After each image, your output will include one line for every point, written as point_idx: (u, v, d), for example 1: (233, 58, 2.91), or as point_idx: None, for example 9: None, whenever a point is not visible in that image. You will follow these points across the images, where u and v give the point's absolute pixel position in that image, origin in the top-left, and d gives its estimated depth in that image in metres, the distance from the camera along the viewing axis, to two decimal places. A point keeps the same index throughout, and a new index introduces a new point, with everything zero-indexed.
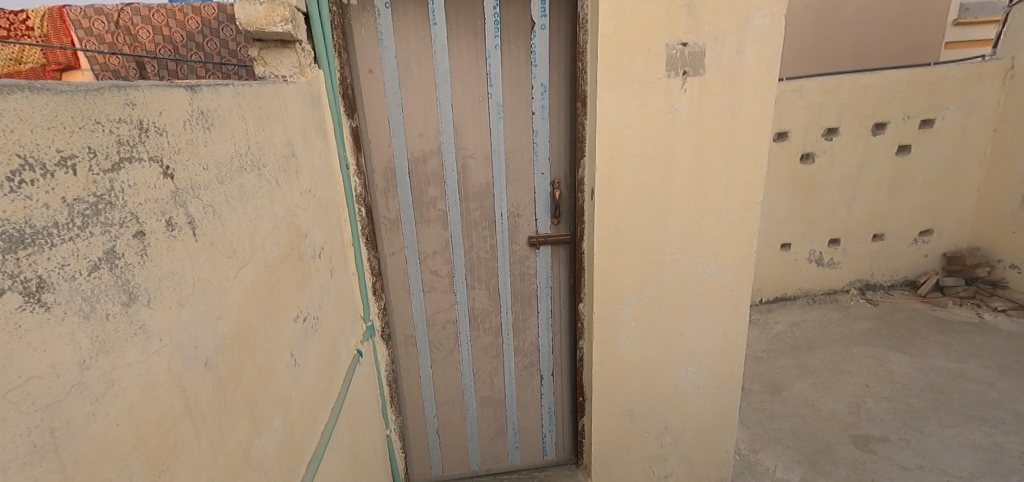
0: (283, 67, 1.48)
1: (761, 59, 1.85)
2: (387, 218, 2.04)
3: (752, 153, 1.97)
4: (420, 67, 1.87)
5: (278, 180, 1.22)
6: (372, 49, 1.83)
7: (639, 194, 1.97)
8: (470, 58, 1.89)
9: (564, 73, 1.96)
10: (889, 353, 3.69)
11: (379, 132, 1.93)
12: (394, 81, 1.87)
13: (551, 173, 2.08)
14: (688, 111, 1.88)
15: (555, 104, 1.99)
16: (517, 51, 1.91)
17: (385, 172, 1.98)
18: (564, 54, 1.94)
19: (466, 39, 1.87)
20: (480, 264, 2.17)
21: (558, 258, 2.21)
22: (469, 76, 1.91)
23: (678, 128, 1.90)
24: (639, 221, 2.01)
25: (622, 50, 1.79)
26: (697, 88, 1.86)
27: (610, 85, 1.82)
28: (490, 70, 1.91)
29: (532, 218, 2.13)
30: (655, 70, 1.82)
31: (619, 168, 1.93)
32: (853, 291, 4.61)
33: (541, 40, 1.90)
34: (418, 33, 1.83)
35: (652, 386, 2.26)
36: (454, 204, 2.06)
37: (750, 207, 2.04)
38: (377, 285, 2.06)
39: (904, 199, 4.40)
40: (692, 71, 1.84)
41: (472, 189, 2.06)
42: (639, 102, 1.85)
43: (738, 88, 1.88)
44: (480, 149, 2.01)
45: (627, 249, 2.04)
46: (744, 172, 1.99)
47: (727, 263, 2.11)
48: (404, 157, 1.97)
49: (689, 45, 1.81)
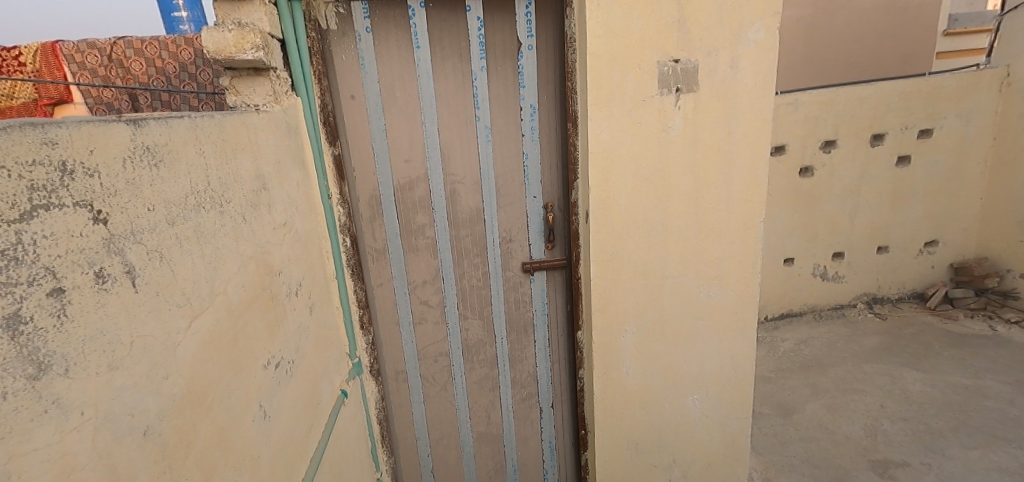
0: (256, 96, 1.40)
1: (756, 74, 1.78)
2: (374, 249, 1.95)
3: (752, 170, 1.89)
4: (404, 91, 1.81)
5: (246, 215, 1.13)
6: (354, 74, 1.76)
7: (636, 216, 1.89)
8: (456, 81, 1.83)
9: (554, 93, 1.90)
10: (902, 370, 3.57)
11: (363, 159, 1.85)
12: (377, 107, 1.80)
13: (544, 196, 2.00)
14: (683, 129, 1.81)
15: (545, 125, 1.92)
16: (504, 73, 1.85)
17: (370, 201, 1.90)
18: (553, 74, 1.88)
19: (451, 61, 1.81)
20: (473, 293, 2.07)
21: (553, 285, 2.11)
22: (455, 99, 1.84)
23: (673, 146, 1.83)
24: (637, 244, 1.92)
25: (612, 69, 1.73)
26: (691, 105, 1.79)
27: (601, 104, 1.75)
28: (477, 93, 1.85)
29: (525, 243, 2.04)
30: (646, 87, 1.76)
31: (613, 189, 1.85)
32: (860, 306, 4.49)
33: (529, 61, 1.84)
34: (401, 56, 1.77)
35: (657, 416, 2.14)
36: (443, 231, 1.97)
37: (752, 226, 1.95)
38: (365, 319, 1.96)
39: (907, 210, 4.32)
40: (686, 88, 1.77)
41: (462, 215, 1.97)
42: (632, 121, 1.78)
43: (734, 104, 1.81)
44: (469, 174, 1.93)
45: (626, 274, 1.95)
46: (745, 190, 1.91)
47: (731, 285, 2.01)
48: (389, 184, 1.89)
49: (681, 62, 1.75)
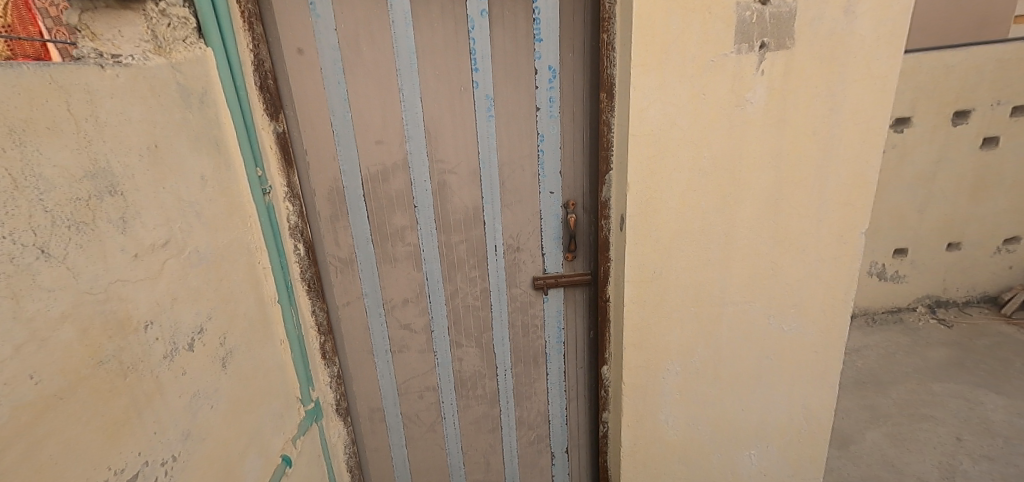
0: (125, 44, 0.88)
1: (880, 24, 1.22)
2: (337, 259, 1.47)
3: (858, 164, 1.34)
4: (372, 43, 1.28)
5: (55, 247, 0.66)
6: (300, 18, 1.24)
7: (689, 223, 1.38)
8: (446, 31, 1.30)
9: (583, 50, 1.36)
10: (979, 392, 3.06)
11: (319, 139, 1.35)
12: (336, 66, 1.29)
13: (563, 191, 1.50)
14: (767, 103, 1.28)
15: (568, 95, 1.40)
16: (514, 19, 1.31)
17: (330, 195, 1.41)
18: (583, 22, 1.34)
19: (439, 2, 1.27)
20: (468, 315, 1.60)
21: (573, 305, 1.63)
22: (445, 57, 1.33)
23: (750, 128, 1.30)
24: (688, 260, 1.42)
25: (671, 13, 1.19)
26: (781, 70, 1.25)
27: (650, 66, 1.23)
28: (474, 47, 1.33)
29: (537, 252, 1.56)
30: (718, 43, 1.22)
31: (661, 186, 1.34)
32: (921, 310, 3.93)
33: (549, 4, 1.31)
34: None
35: (701, 474, 1.68)
36: (429, 236, 1.50)
37: (851, 240, 1.41)
38: (327, 347, 1.51)
39: (988, 202, 3.69)
40: (775, 43, 1.23)
41: (454, 216, 1.49)
42: (694, 91, 1.26)
43: (843, 69, 1.26)
44: (463, 161, 1.44)
45: (671, 299, 1.46)
46: (845, 191, 1.37)
47: (814, 316, 1.50)
48: (355, 173, 1.40)
49: (771, 5, 1.20)
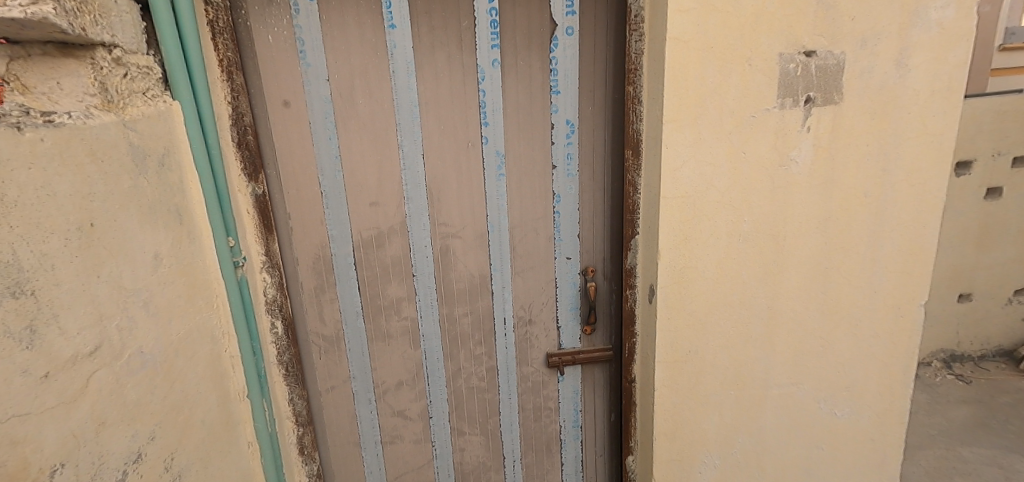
0: (64, 99, 0.69)
1: (935, 77, 1.10)
2: (321, 337, 1.26)
3: (915, 230, 1.19)
4: (368, 94, 1.13)
5: None
6: (287, 66, 1.08)
7: (727, 296, 1.21)
8: (452, 82, 1.16)
9: (604, 103, 1.23)
10: (1012, 458, 2.85)
11: (304, 201, 1.17)
12: (327, 120, 1.13)
13: (581, 257, 1.34)
14: (814, 162, 1.13)
15: (588, 151, 1.26)
16: (529, 70, 1.18)
17: (316, 264, 1.21)
18: (605, 72, 1.20)
19: (445, 50, 1.13)
20: (472, 398, 1.39)
21: (592, 384, 1.43)
22: (451, 110, 1.18)
23: (795, 191, 1.15)
24: (727, 337, 1.24)
25: (708, 64, 1.06)
26: (829, 127, 1.11)
27: (685, 122, 1.09)
28: (484, 99, 1.18)
29: (552, 325, 1.38)
30: (760, 97, 1.09)
31: (696, 254, 1.18)
32: (936, 364, 3.76)
33: (567, 53, 1.18)
34: (364, 38, 1.09)
35: None
36: (429, 309, 1.31)
37: (909, 313, 1.25)
38: (305, 441, 1.29)
39: (994, 252, 3.61)
40: (822, 97, 1.10)
41: (457, 286, 1.31)
42: (733, 149, 1.11)
43: (897, 125, 1.12)
44: (469, 225, 1.27)
45: (708, 382, 1.27)
46: (901, 259, 1.21)
47: (870, 400, 1.31)
48: (346, 239, 1.21)
49: (817, 56, 1.08)
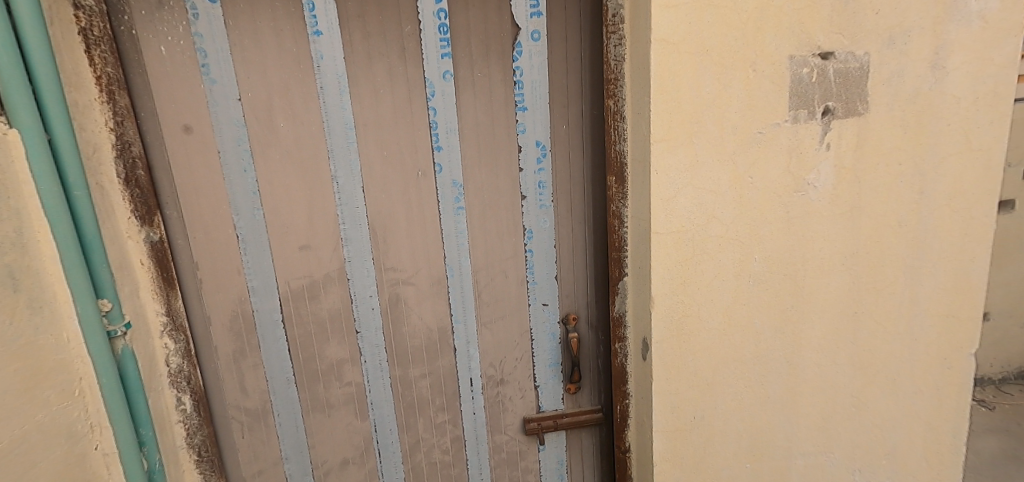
0: None
1: (980, 81, 0.90)
2: (244, 411, 1.03)
3: (962, 265, 0.98)
4: (291, 116, 0.92)
5: None
6: (185, 83, 0.87)
7: (738, 349, 1.00)
8: (395, 99, 0.95)
9: (581, 121, 1.03)
10: None
11: (215, 248, 0.95)
12: (240, 148, 0.92)
13: (561, 303, 1.12)
14: (836, 186, 0.93)
15: (563, 178, 1.05)
16: (489, 83, 0.98)
17: (233, 324, 0.99)
18: (580, 84, 1.01)
19: (384, 61, 0.93)
20: (435, 475, 1.16)
21: (580, 452, 1.21)
22: (395, 132, 0.97)
23: (815, 221, 0.95)
24: (739, 399, 1.02)
25: (703, 70, 0.87)
26: (852, 143, 0.92)
27: (678, 141, 0.89)
28: (435, 119, 0.98)
29: (528, 384, 1.16)
30: (767, 109, 0.89)
31: (698, 301, 0.97)
32: None
33: (533, 62, 0.98)
34: (282, 47, 0.89)
35: None
36: (379, 371, 1.08)
37: (957, 365, 1.04)
38: None
39: (1010, 268, 3.40)
40: (843, 108, 0.90)
41: (412, 343, 1.09)
42: (738, 173, 0.91)
43: (935, 140, 0.92)
44: (424, 269, 1.06)
45: (718, 454, 1.04)
46: (945, 299, 1.00)
47: (913, 468, 1.09)
48: (270, 292, 0.99)
49: (835, 59, 0.88)
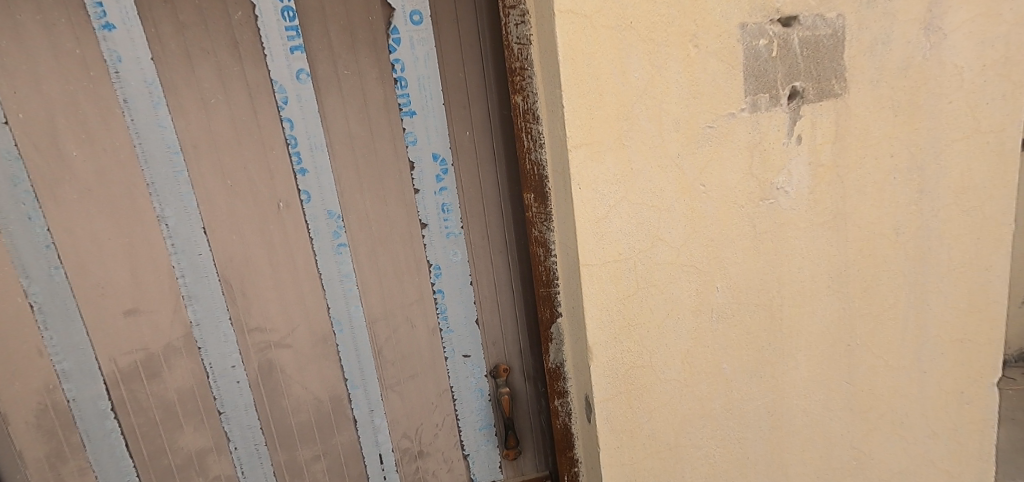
0: None
1: (985, 45, 0.70)
2: None
3: (975, 278, 0.78)
4: (86, 143, 0.69)
5: None
6: None
7: (706, 403, 0.78)
8: (233, 111, 0.72)
9: (489, 124, 0.81)
10: None
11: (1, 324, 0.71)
12: (18, 189, 0.68)
13: (486, 352, 0.90)
14: (812, 190, 0.72)
15: (472, 198, 0.83)
16: (360, 83, 0.75)
17: (43, 420, 0.75)
18: (480, 78, 0.79)
19: (211, 62, 0.70)
20: None
21: None
22: (240, 154, 0.74)
23: (790, 236, 0.74)
24: (712, 462, 0.81)
25: (627, 49, 0.65)
26: (829, 134, 0.71)
27: (604, 145, 0.67)
28: (293, 133, 0.75)
29: (456, 453, 0.94)
30: (717, 96, 0.68)
31: (648, 346, 0.75)
32: None
33: (417, 52, 0.76)
34: (58, 48, 0.65)
35: None
36: (256, 458, 0.85)
37: (978, 400, 0.83)
38: None
39: None
40: (813, 89, 0.69)
41: (297, 419, 0.86)
42: (685, 180, 0.70)
43: (934, 124, 0.72)
44: (302, 326, 0.82)
45: None
46: (959, 322, 0.79)
47: None
48: (90, 374, 0.75)
49: (801, 25, 0.67)
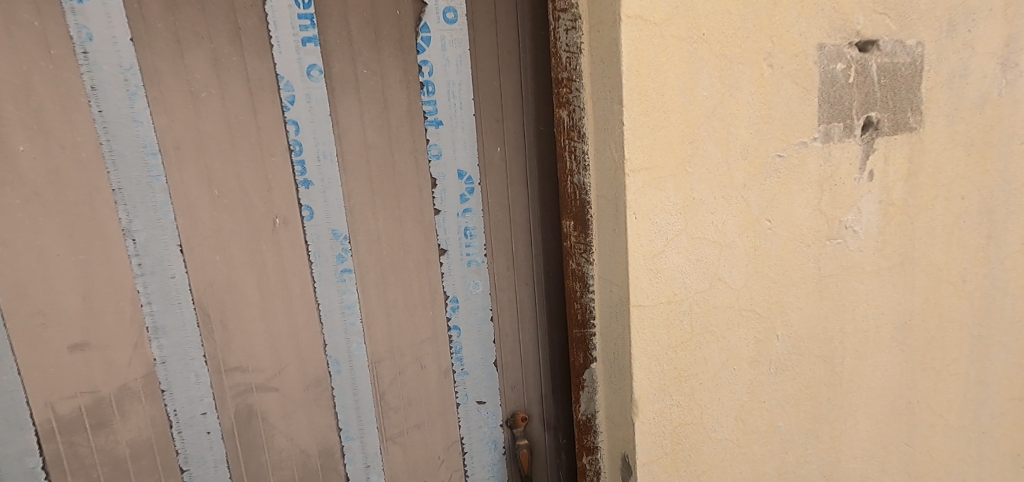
0: None
1: None
2: None
3: None
4: (38, 136, 0.55)
5: None
6: None
7: (760, 466, 0.69)
8: (229, 109, 0.61)
9: (523, 141, 0.71)
10: None
11: None
12: None
13: (504, 398, 0.78)
14: (881, 231, 0.66)
15: (499, 223, 0.73)
16: (381, 85, 0.65)
17: None
18: (517, 89, 0.70)
19: (207, 50, 0.59)
20: None
21: None
22: (232, 160, 0.62)
23: (857, 281, 0.67)
24: None
25: (697, 63, 0.56)
26: (902, 171, 0.65)
27: (665, 170, 0.58)
28: (298, 138, 0.63)
29: None
30: (790, 123, 0.61)
31: (700, 401, 0.66)
32: None
33: (448, 55, 0.66)
34: (11, 17, 0.52)
35: None
36: None
37: None
38: None
39: None
40: (888, 121, 0.63)
41: (277, 476, 0.72)
42: (751, 215, 0.62)
43: (1005, 165, 0.67)
44: (292, 366, 0.69)
45: None
46: (1019, 377, 0.74)
47: None
48: (19, 425, 0.60)
49: (879, 50, 0.61)
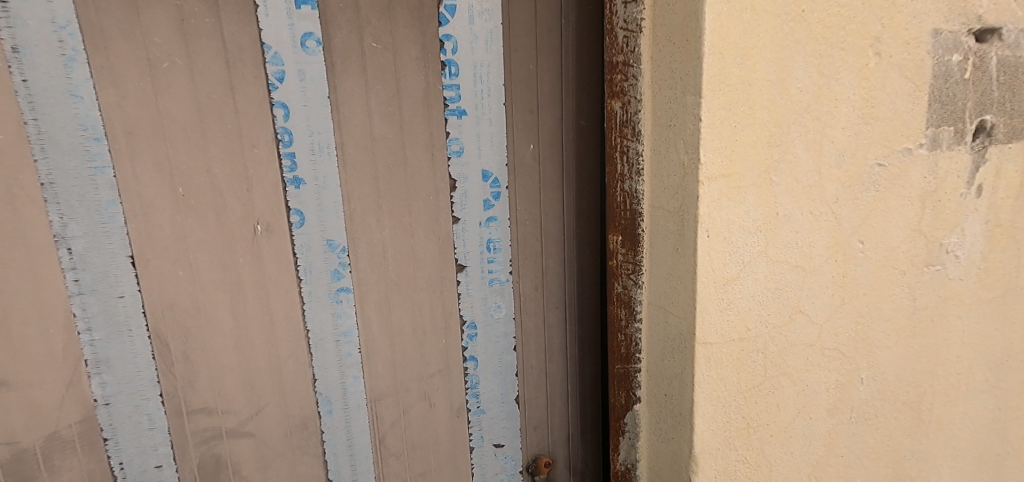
0: None
1: None
2: None
3: None
4: None
5: None
6: None
7: None
8: (199, 84, 0.48)
9: (558, 138, 0.60)
10: None
11: None
12: None
13: (524, 440, 0.67)
14: (985, 257, 0.56)
15: (528, 235, 0.61)
16: (393, 63, 0.53)
17: None
18: (554, 75, 0.58)
19: (171, 7, 0.46)
20: None
21: None
22: (202, 151, 0.49)
23: (953, 315, 0.57)
24: None
25: (793, 48, 0.45)
26: (1012, 186, 0.55)
27: (745, 179, 0.46)
28: (287, 125, 0.50)
29: None
30: (894, 126, 0.50)
31: (771, 456, 0.55)
32: None
33: (477, 29, 0.54)
34: None
35: None
36: None
37: None
38: None
39: None
40: (1004, 126, 0.54)
41: None
42: (840, 234, 0.51)
43: None
44: (272, 406, 0.56)
45: None
46: None
47: None
48: None
49: (1000, 40, 0.52)
